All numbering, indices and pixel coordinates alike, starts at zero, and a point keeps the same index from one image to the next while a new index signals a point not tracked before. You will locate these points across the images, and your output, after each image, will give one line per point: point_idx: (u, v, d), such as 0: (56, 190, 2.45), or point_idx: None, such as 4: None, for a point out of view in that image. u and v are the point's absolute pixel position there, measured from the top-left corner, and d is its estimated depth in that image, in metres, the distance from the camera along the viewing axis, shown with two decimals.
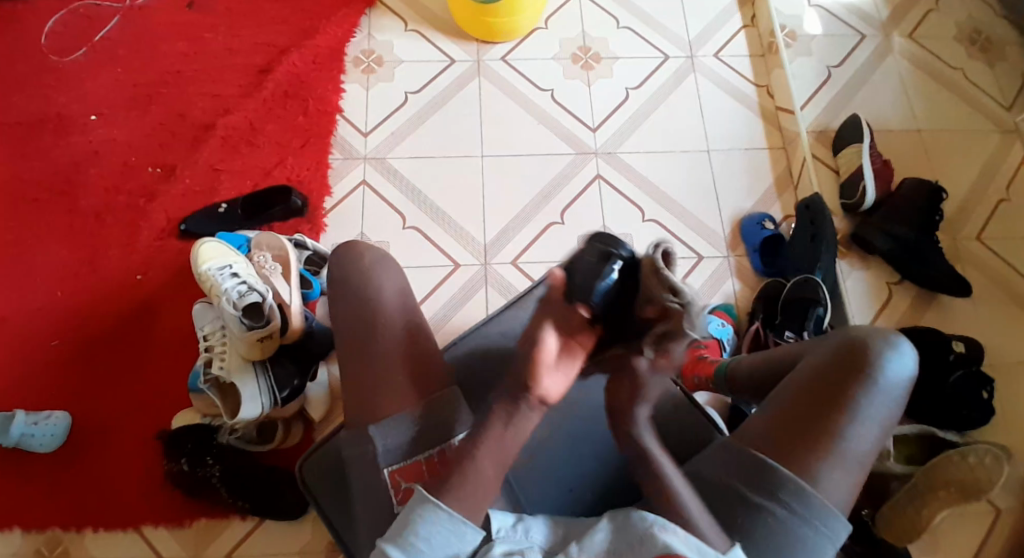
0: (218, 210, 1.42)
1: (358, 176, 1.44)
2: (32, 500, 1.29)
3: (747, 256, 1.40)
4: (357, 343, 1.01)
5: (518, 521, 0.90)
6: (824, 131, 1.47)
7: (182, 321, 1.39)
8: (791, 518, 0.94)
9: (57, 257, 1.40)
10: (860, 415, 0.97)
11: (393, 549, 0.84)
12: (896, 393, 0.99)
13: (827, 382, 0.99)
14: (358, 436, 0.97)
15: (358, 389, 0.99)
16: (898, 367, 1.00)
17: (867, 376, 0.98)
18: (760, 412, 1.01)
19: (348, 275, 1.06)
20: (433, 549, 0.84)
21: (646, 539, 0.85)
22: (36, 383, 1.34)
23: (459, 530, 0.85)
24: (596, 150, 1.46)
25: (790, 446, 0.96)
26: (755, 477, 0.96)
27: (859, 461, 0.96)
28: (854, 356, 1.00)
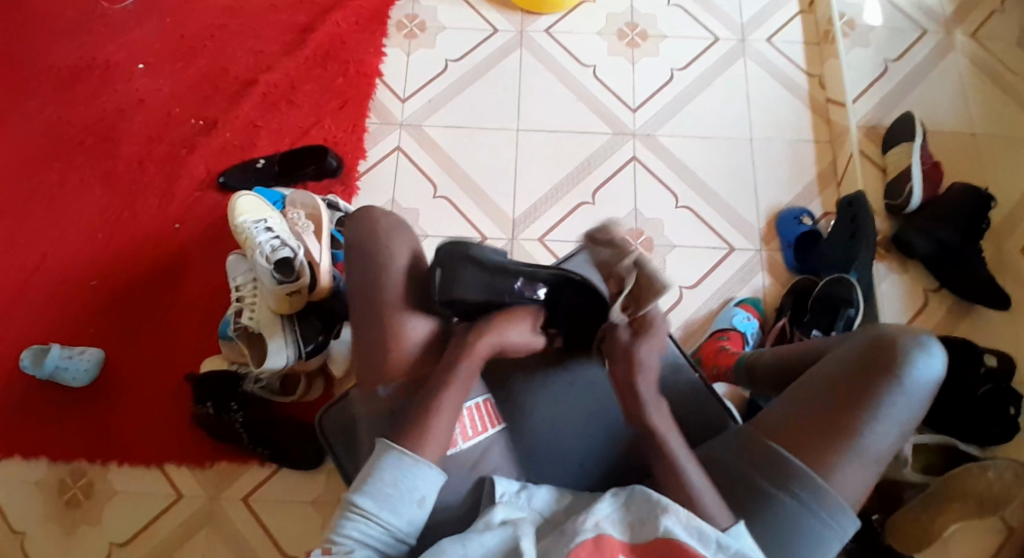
0: (254, 165, 1.44)
1: (393, 142, 1.45)
2: (62, 431, 1.35)
3: (782, 250, 1.37)
4: (372, 312, 1.01)
5: (522, 489, 0.93)
6: (875, 127, 1.42)
7: (213, 271, 1.42)
8: (799, 508, 0.93)
9: (99, 201, 1.45)
10: (880, 414, 0.94)
11: (359, 495, 0.88)
12: (922, 395, 0.96)
13: (849, 377, 0.96)
14: (369, 394, 1.00)
15: (372, 361, 1.00)
16: (927, 368, 0.97)
17: (891, 374, 0.95)
18: (780, 402, 1.00)
19: (363, 239, 1.04)
20: (400, 491, 0.89)
21: (649, 519, 0.84)
22: (72, 320, 1.39)
23: (421, 472, 0.90)
24: (634, 130, 1.44)
25: (803, 438, 0.95)
26: (764, 464, 0.96)
27: (875, 459, 0.94)
28: (880, 353, 0.97)
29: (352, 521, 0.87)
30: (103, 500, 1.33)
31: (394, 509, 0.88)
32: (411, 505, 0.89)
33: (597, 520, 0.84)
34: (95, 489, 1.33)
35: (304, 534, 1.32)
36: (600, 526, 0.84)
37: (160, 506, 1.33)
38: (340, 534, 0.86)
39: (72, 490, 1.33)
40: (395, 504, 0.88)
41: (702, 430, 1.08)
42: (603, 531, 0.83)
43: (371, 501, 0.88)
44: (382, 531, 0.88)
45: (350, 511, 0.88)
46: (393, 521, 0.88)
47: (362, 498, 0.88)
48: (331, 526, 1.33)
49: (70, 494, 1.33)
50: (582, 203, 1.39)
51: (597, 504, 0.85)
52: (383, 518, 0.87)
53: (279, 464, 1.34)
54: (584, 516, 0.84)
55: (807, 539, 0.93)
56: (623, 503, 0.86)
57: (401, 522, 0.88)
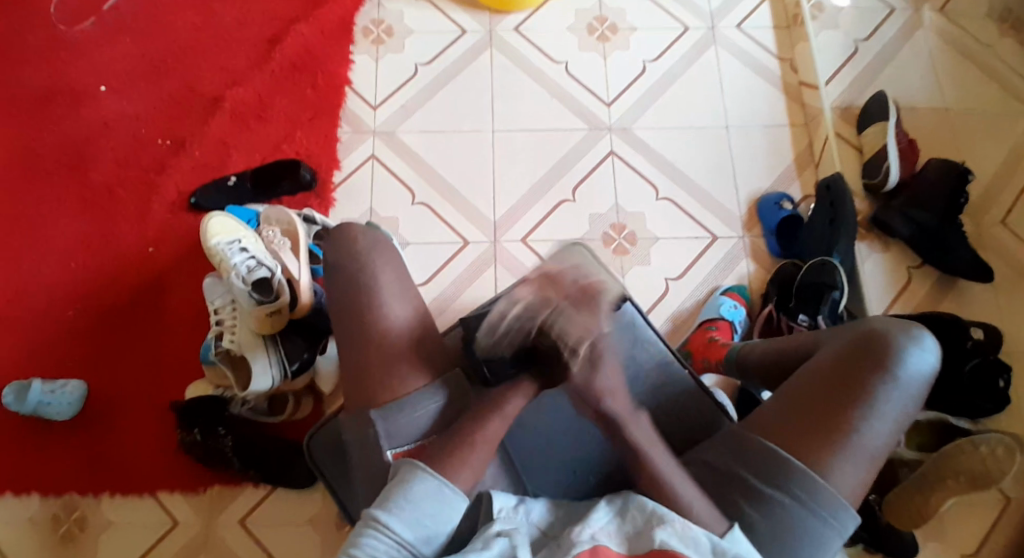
0: (227, 182, 1.42)
1: (367, 150, 1.44)
2: (49, 466, 1.33)
3: (764, 237, 1.37)
4: (356, 327, 1.03)
5: (519, 503, 0.89)
6: (849, 108, 1.42)
7: (194, 294, 1.40)
8: (799, 508, 0.93)
9: (72, 229, 1.43)
10: (876, 409, 0.95)
11: (386, 513, 0.87)
12: (915, 389, 0.97)
13: (845, 374, 0.98)
14: (359, 418, 1.00)
15: (356, 375, 1.02)
16: (919, 362, 0.98)
17: (886, 370, 0.97)
18: (776, 400, 1.00)
19: (341, 258, 1.08)
20: (428, 516, 0.88)
21: (644, 530, 0.83)
22: (53, 352, 1.37)
23: (450, 501, 0.89)
24: (610, 125, 1.44)
25: (801, 435, 0.95)
26: (763, 464, 0.95)
27: (872, 454, 0.95)
28: (874, 349, 0.98)
29: (379, 539, 0.85)
30: (97, 533, 1.31)
31: (422, 532, 0.87)
32: (438, 532, 0.88)
33: (592, 531, 0.83)
34: (88, 522, 1.31)
35: (304, 552, 1.31)
36: (596, 537, 0.82)
37: (156, 535, 1.31)
38: (364, 552, 0.84)
39: (64, 525, 1.31)
40: (424, 526, 0.87)
41: (697, 428, 1.09)
42: (598, 542, 0.82)
43: (399, 520, 0.86)
44: (396, 544, 0.85)
45: (375, 528, 0.86)
46: (418, 542, 0.86)
47: (391, 517, 0.86)
48: (331, 542, 1.32)
49: (63, 529, 1.31)
50: (563, 201, 1.38)
51: (593, 515, 0.85)
52: (408, 539, 0.86)
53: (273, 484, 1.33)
54: (581, 528, 0.83)
55: (808, 539, 0.93)
56: (621, 516, 0.85)
57: (426, 544, 0.86)
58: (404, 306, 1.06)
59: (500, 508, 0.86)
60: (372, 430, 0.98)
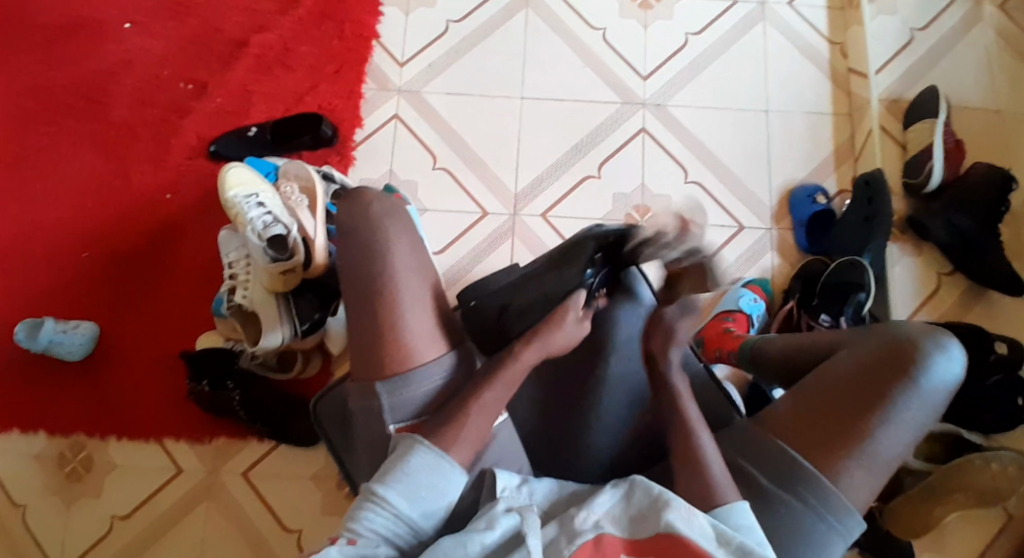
0: (246, 133, 1.39)
1: (392, 109, 1.40)
2: (57, 405, 1.34)
3: (793, 230, 1.33)
4: (365, 293, 0.97)
5: (522, 483, 0.92)
6: (898, 101, 1.35)
7: (206, 242, 1.39)
8: (806, 512, 0.91)
9: (89, 169, 1.41)
10: (894, 417, 0.92)
11: (386, 487, 0.87)
12: (937, 399, 0.94)
13: (864, 377, 0.95)
14: (365, 389, 0.97)
15: (364, 344, 0.97)
16: (945, 372, 0.95)
17: (909, 378, 0.93)
18: (790, 396, 0.97)
19: (354, 218, 1.01)
20: (429, 492, 0.88)
21: (651, 515, 0.84)
22: (64, 291, 1.37)
23: (450, 478, 0.89)
24: (644, 100, 1.38)
25: (814, 438, 0.93)
26: (770, 462, 0.94)
27: (886, 463, 0.92)
28: (897, 354, 0.95)
29: (377, 514, 0.85)
30: (103, 474, 1.33)
31: (422, 508, 0.87)
32: (437, 507, 0.88)
33: (596, 519, 0.84)
34: (95, 462, 1.33)
35: (303, 509, 1.32)
36: (600, 524, 0.84)
37: (161, 480, 1.33)
38: (364, 527, 0.85)
39: (71, 463, 1.33)
40: (425, 503, 0.87)
41: (704, 416, 1.06)
42: (603, 529, 0.83)
43: (399, 495, 0.86)
44: (394, 520, 0.86)
45: (374, 502, 0.86)
46: (417, 518, 0.86)
47: (391, 492, 0.86)
48: (330, 502, 1.33)
49: (69, 467, 1.33)
50: (590, 175, 1.34)
51: (596, 499, 0.85)
52: (408, 515, 0.86)
53: (278, 440, 1.33)
54: (582, 514, 0.84)
55: (811, 544, 0.91)
56: (624, 499, 0.86)
57: (424, 520, 0.87)
58: (417, 273, 0.99)
59: (502, 488, 0.89)
60: (375, 403, 0.96)
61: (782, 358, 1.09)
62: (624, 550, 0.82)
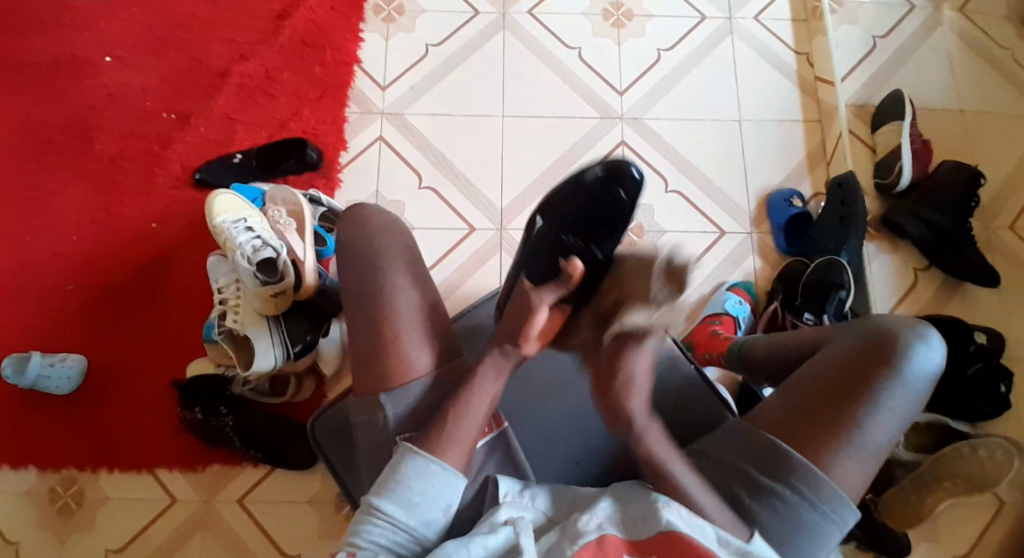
0: (232, 160, 1.41)
1: (375, 131, 1.43)
2: (46, 440, 1.33)
3: (772, 233, 1.37)
4: (365, 308, 0.99)
5: (524, 488, 0.93)
6: (864, 106, 1.41)
7: (194, 270, 1.39)
8: (801, 503, 0.93)
9: (74, 202, 1.41)
10: (880, 406, 0.95)
11: (382, 499, 0.88)
12: (920, 386, 0.96)
13: (850, 369, 0.97)
14: (368, 405, 0.98)
15: (362, 356, 0.98)
16: (925, 360, 0.97)
17: (892, 367, 0.96)
18: (779, 394, 1.00)
19: (348, 237, 1.03)
20: (425, 498, 0.89)
21: (648, 515, 0.87)
22: (50, 325, 1.36)
23: (447, 482, 0.90)
24: (622, 114, 1.42)
25: (805, 431, 0.95)
26: (764, 458, 0.96)
27: (876, 451, 0.94)
28: (881, 345, 0.97)
29: (376, 525, 0.88)
30: (95, 508, 1.31)
31: (419, 515, 0.88)
32: (436, 513, 0.89)
33: (598, 522, 0.87)
34: (86, 496, 1.31)
35: (302, 533, 1.31)
36: (602, 527, 0.86)
37: (155, 511, 1.31)
38: (364, 539, 0.87)
39: (61, 498, 1.31)
40: (421, 510, 0.88)
41: (699, 412, 1.09)
42: (603, 531, 0.86)
43: (395, 505, 0.88)
44: (395, 530, 0.88)
45: (373, 514, 0.88)
46: (415, 526, 0.88)
47: (387, 502, 0.88)
48: (329, 523, 1.32)
49: (60, 502, 1.31)
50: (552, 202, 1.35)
51: (598, 504, 0.88)
52: (406, 523, 0.88)
53: (273, 465, 1.32)
54: (586, 517, 0.87)
55: (806, 532, 0.93)
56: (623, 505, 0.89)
57: (424, 527, 0.89)
58: (414, 284, 1.01)
59: (505, 494, 0.91)
60: (381, 414, 0.96)
61: (769, 357, 1.11)
62: (627, 551, 0.85)
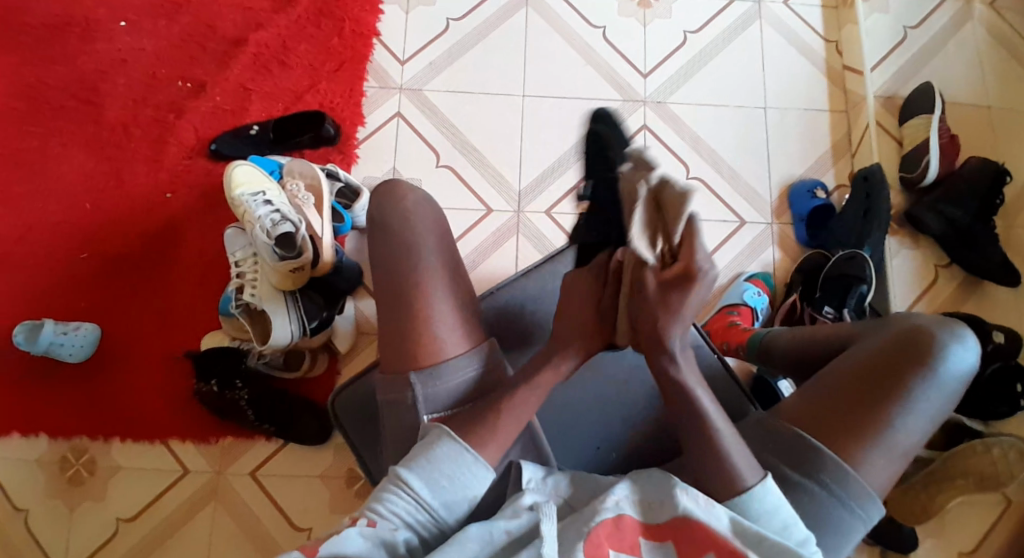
0: (247, 132, 1.39)
1: (393, 107, 1.41)
2: (56, 408, 1.33)
3: (793, 224, 1.35)
4: (394, 289, 0.99)
5: (547, 474, 0.92)
6: (892, 97, 1.39)
7: (209, 241, 1.38)
8: (828, 499, 0.94)
9: (87, 170, 1.40)
10: (913, 407, 0.95)
11: (410, 473, 0.87)
12: (952, 388, 0.97)
13: (884, 369, 0.96)
14: (395, 384, 0.97)
15: (391, 334, 0.98)
16: (960, 361, 0.97)
17: (926, 369, 0.96)
18: (808, 389, 0.99)
19: (386, 217, 1.02)
20: (452, 483, 0.88)
21: (666, 501, 0.86)
22: (62, 294, 1.35)
23: (476, 472, 0.89)
24: (644, 97, 1.40)
25: (837, 430, 0.95)
26: (793, 453, 0.95)
27: (905, 450, 0.95)
28: (916, 344, 0.97)
29: (399, 497, 0.87)
30: (106, 477, 1.31)
31: (443, 497, 0.87)
32: (460, 500, 0.88)
33: (616, 500, 0.86)
34: (97, 465, 1.32)
35: (314, 507, 1.32)
36: (620, 506, 0.86)
37: (166, 482, 1.32)
38: (387, 509, 0.86)
39: (72, 467, 1.32)
40: (446, 492, 0.87)
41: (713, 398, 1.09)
42: (621, 513, 0.85)
43: (422, 482, 0.87)
44: (417, 506, 0.87)
45: (397, 486, 0.87)
46: (438, 506, 0.87)
47: (411, 478, 0.87)
48: (339, 499, 1.33)
49: (71, 471, 1.31)
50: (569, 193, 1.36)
51: (617, 484, 0.87)
52: (429, 502, 0.87)
53: (286, 439, 1.33)
54: (604, 495, 0.86)
55: (831, 528, 0.94)
56: (643, 484, 0.88)
57: (445, 510, 0.87)
58: (447, 268, 1.01)
59: (528, 479, 0.90)
60: (409, 394, 0.96)
61: (793, 353, 1.10)
62: (642, 534, 0.85)
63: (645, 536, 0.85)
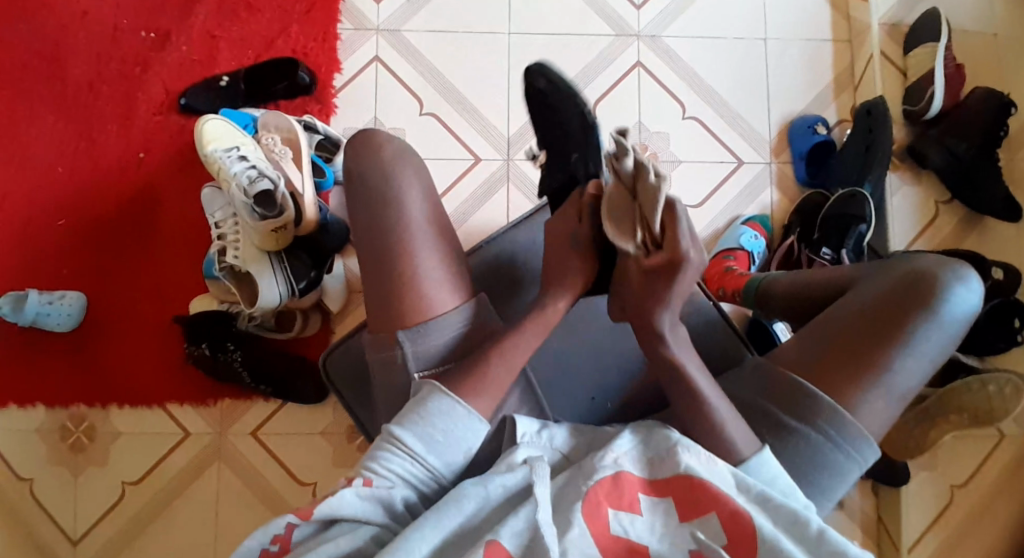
0: (218, 83, 1.32)
1: (371, 51, 1.33)
2: (50, 378, 1.31)
3: (792, 163, 1.31)
4: (377, 246, 0.94)
5: (543, 426, 0.88)
6: (897, 25, 1.33)
7: (188, 202, 1.33)
8: (825, 443, 0.92)
9: (55, 132, 1.33)
10: (913, 349, 0.93)
11: (403, 430, 0.84)
12: (954, 330, 0.94)
13: (883, 311, 0.94)
14: (382, 341, 0.94)
15: (377, 294, 0.94)
16: (963, 301, 0.95)
17: (928, 311, 0.93)
18: (806, 332, 0.97)
19: (364, 169, 0.96)
20: (447, 437, 0.85)
21: (667, 455, 0.83)
22: (42, 264, 1.31)
23: (468, 419, 0.86)
24: (638, 31, 1.33)
25: (832, 372, 0.93)
26: (789, 397, 0.94)
27: (903, 393, 0.93)
28: (918, 285, 0.94)
29: (395, 455, 0.83)
30: (107, 443, 1.32)
31: (439, 453, 0.85)
32: (454, 455, 0.85)
33: (616, 457, 0.83)
34: (97, 431, 1.32)
35: (315, 464, 1.33)
36: (619, 463, 0.82)
37: (167, 445, 1.32)
38: (382, 467, 0.83)
39: (73, 434, 1.32)
40: (441, 448, 0.85)
41: (717, 359, 1.07)
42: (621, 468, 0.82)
43: (417, 440, 0.84)
44: (413, 464, 0.84)
45: (392, 444, 0.84)
46: (435, 463, 0.84)
47: (406, 435, 0.84)
48: (341, 456, 1.33)
49: (72, 439, 1.31)
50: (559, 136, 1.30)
51: (617, 440, 0.84)
52: (426, 459, 0.84)
53: (282, 399, 1.32)
54: (603, 452, 0.83)
55: (826, 471, 0.93)
56: (644, 442, 0.85)
57: (442, 466, 0.85)
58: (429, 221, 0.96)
59: (523, 434, 0.86)
60: (398, 351, 0.93)
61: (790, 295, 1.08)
62: (642, 489, 0.81)
63: (645, 491, 0.81)
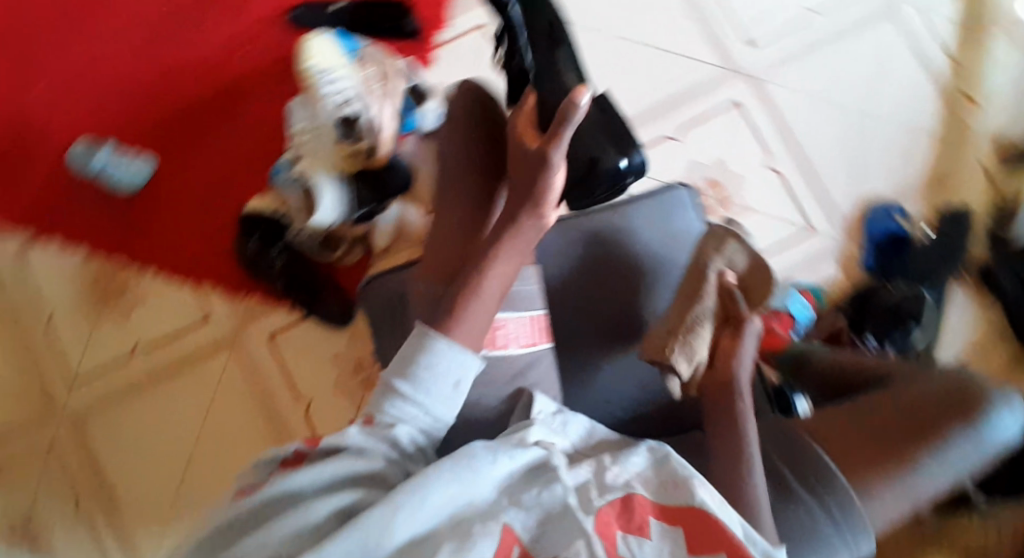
0: (327, 9, 1.39)
1: (476, 20, 1.40)
2: (99, 227, 1.35)
3: (862, 247, 1.29)
4: (450, 182, 0.99)
5: (558, 412, 0.88)
6: (1001, 141, 1.32)
7: (271, 106, 1.39)
8: (823, 519, 0.88)
9: (173, 8, 1.40)
10: (941, 457, 0.90)
11: (398, 380, 0.83)
12: (990, 453, 0.91)
13: (922, 410, 0.92)
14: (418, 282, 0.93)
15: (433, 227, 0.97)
16: (1007, 427, 0.92)
17: (967, 424, 0.90)
18: (838, 408, 0.95)
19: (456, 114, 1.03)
20: (438, 375, 0.83)
21: (682, 483, 0.79)
22: (124, 122, 1.38)
23: (464, 360, 0.84)
24: (744, 70, 1.32)
25: (853, 454, 0.91)
26: (802, 464, 0.91)
27: (918, 498, 0.90)
28: (965, 395, 0.92)
29: (395, 405, 0.82)
30: (134, 303, 1.34)
31: (432, 392, 0.83)
32: (449, 390, 0.83)
33: (625, 469, 0.81)
34: (128, 290, 1.34)
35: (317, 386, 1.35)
36: (630, 481, 0.80)
37: (187, 323, 1.34)
38: (387, 415, 0.82)
39: (103, 286, 1.34)
40: (432, 387, 0.83)
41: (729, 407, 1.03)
42: (632, 483, 0.80)
43: (410, 385, 0.82)
44: (416, 411, 0.82)
45: (392, 395, 0.83)
46: (433, 404, 0.83)
47: (401, 384, 0.82)
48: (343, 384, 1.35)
49: (101, 290, 1.34)
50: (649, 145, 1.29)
51: (633, 455, 0.83)
52: (424, 402, 0.82)
53: (306, 312, 1.35)
54: (612, 465, 0.81)
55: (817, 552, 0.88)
56: (658, 461, 0.82)
57: (443, 406, 0.83)
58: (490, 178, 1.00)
59: (539, 412, 0.86)
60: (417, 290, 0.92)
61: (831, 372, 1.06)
62: (651, 513, 0.77)
63: (657, 516, 0.76)
